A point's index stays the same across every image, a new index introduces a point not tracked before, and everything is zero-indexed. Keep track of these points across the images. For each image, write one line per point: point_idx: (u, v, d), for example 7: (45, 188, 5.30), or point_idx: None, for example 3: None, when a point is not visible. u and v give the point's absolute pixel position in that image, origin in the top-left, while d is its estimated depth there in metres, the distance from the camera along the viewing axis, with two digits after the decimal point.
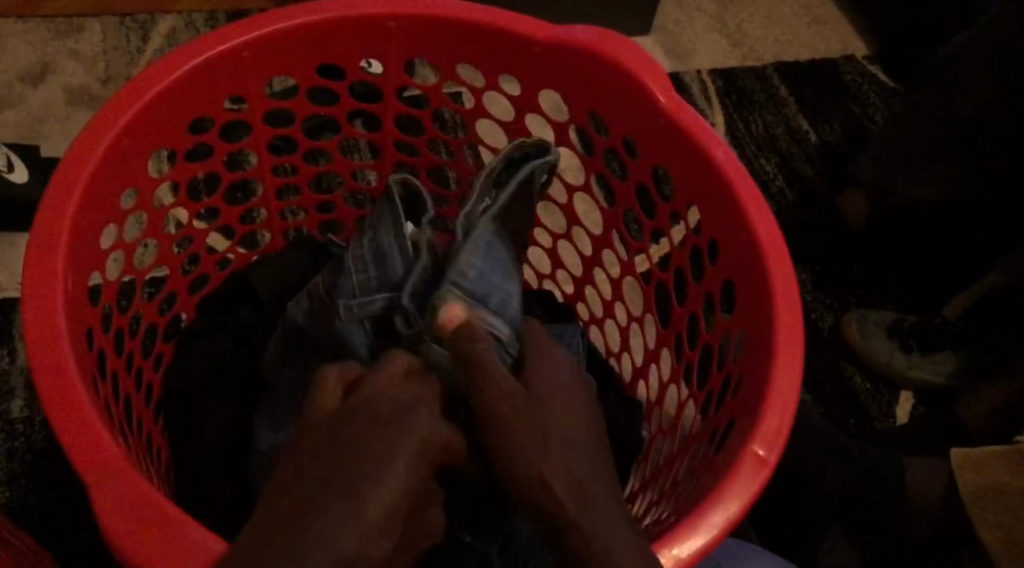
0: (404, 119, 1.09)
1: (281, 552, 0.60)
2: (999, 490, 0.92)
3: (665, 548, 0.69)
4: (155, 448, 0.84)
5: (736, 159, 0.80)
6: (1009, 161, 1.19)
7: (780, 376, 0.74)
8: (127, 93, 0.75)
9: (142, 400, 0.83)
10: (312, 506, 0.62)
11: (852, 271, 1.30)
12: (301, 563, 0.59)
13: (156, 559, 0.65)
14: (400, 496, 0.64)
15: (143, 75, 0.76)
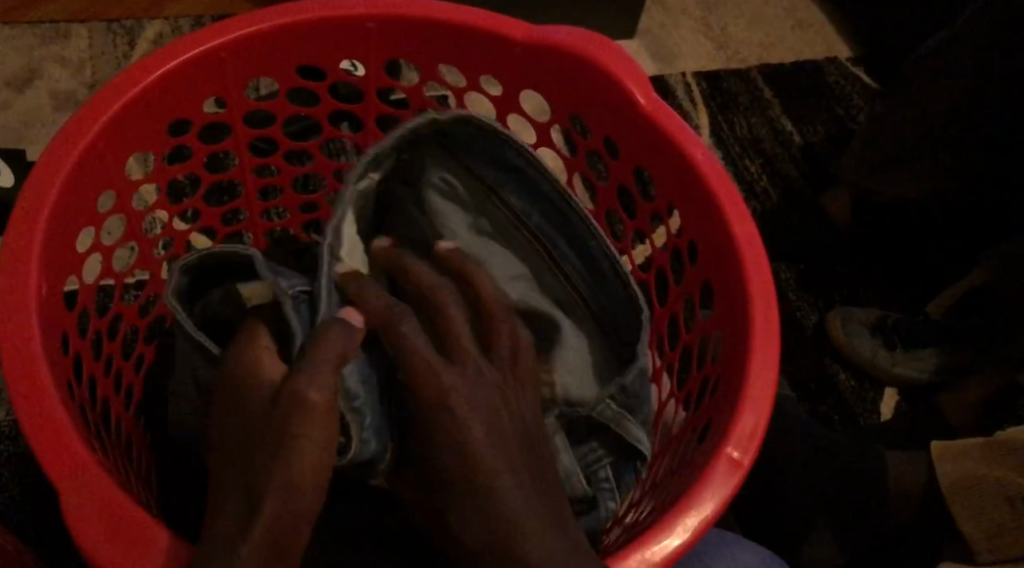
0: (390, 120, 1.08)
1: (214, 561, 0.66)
2: (976, 481, 0.94)
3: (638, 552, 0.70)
4: (137, 450, 0.84)
5: (715, 160, 0.81)
6: (992, 159, 1.20)
7: (755, 379, 0.75)
8: (104, 96, 0.76)
9: (123, 403, 0.84)
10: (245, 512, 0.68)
11: (837, 269, 1.31)
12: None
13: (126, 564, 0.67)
14: (312, 488, 0.69)
15: (121, 78, 0.77)
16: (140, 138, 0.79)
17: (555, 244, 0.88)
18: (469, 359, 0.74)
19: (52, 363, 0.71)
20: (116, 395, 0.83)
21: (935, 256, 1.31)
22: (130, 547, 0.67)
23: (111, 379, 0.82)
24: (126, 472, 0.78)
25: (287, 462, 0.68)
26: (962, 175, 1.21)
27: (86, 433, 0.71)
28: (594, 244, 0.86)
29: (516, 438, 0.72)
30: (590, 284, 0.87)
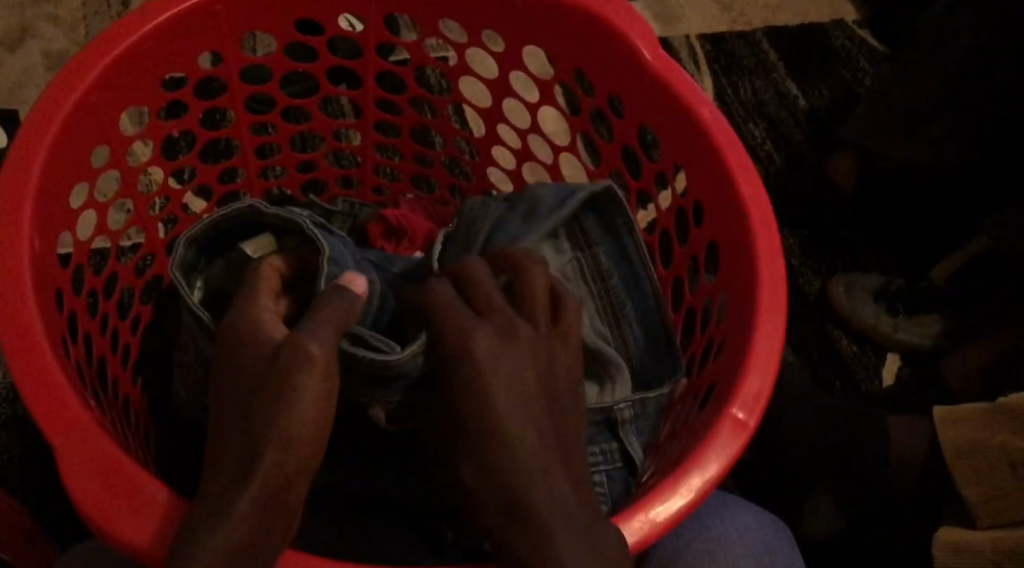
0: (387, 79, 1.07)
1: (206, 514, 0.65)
2: (980, 445, 0.94)
3: (642, 512, 0.69)
4: (134, 411, 0.84)
5: (722, 119, 0.80)
6: (999, 122, 1.19)
7: (760, 339, 0.74)
8: (96, 47, 0.75)
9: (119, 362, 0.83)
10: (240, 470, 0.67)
11: (841, 235, 1.30)
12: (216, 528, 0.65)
13: (119, 520, 0.66)
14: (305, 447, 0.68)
15: (113, 28, 0.75)
16: (134, 93, 0.78)
17: (620, 303, 0.87)
18: (504, 318, 0.73)
19: (45, 321, 0.70)
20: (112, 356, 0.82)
21: (938, 222, 1.30)
22: (124, 506, 0.66)
23: (106, 340, 0.80)
24: (122, 432, 0.78)
25: (288, 405, 0.68)
26: (969, 138, 1.20)
27: (80, 392, 0.70)
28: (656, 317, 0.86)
29: (540, 401, 0.70)
30: (643, 354, 0.86)
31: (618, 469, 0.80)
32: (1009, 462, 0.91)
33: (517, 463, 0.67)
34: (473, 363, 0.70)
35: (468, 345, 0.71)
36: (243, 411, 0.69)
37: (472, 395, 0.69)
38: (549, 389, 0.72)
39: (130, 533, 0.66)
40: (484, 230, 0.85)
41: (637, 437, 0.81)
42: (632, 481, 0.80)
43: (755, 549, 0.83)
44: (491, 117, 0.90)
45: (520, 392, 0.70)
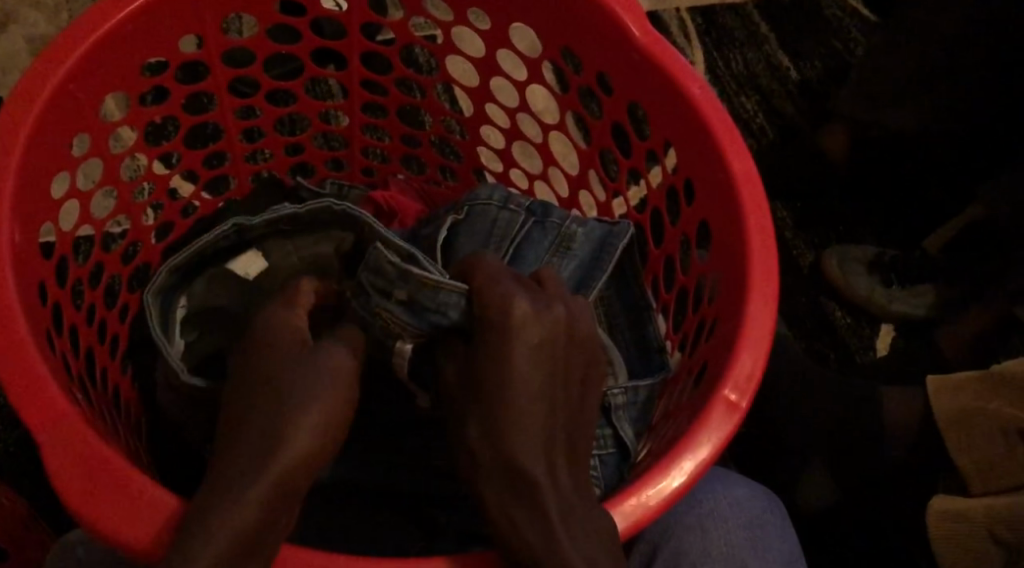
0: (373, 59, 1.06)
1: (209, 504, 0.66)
2: (974, 413, 0.94)
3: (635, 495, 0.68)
4: (125, 400, 0.84)
5: (712, 94, 0.79)
6: (988, 93, 1.18)
7: (753, 316, 0.73)
8: (72, 32, 0.74)
9: (108, 352, 0.83)
10: (248, 466, 0.68)
11: (833, 206, 1.29)
12: (221, 519, 0.65)
13: (107, 515, 0.65)
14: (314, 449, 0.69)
15: (88, 12, 0.74)
16: (116, 79, 0.77)
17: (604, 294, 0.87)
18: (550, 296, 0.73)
19: (28, 314, 0.69)
20: (99, 346, 0.82)
21: (933, 191, 1.30)
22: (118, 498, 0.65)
23: (93, 330, 0.80)
24: (110, 423, 0.78)
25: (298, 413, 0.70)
26: (961, 106, 1.19)
27: (65, 383, 0.70)
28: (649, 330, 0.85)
29: (560, 373, 0.71)
30: (631, 352, 0.85)
31: (611, 454, 0.79)
32: (1001, 431, 0.91)
33: (519, 436, 0.69)
34: (505, 327, 0.70)
35: (507, 306, 0.71)
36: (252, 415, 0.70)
37: (498, 355, 0.70)
38: (572, 365, 0.72)
39: (118, 527, 0.65)
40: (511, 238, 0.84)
41: (631, 424, 0.80)
42: (625, 467, 0.79)
43: (744, 519, 0.84)
44: (479, 95, 0.90)
45: (546, 362, 0.71)
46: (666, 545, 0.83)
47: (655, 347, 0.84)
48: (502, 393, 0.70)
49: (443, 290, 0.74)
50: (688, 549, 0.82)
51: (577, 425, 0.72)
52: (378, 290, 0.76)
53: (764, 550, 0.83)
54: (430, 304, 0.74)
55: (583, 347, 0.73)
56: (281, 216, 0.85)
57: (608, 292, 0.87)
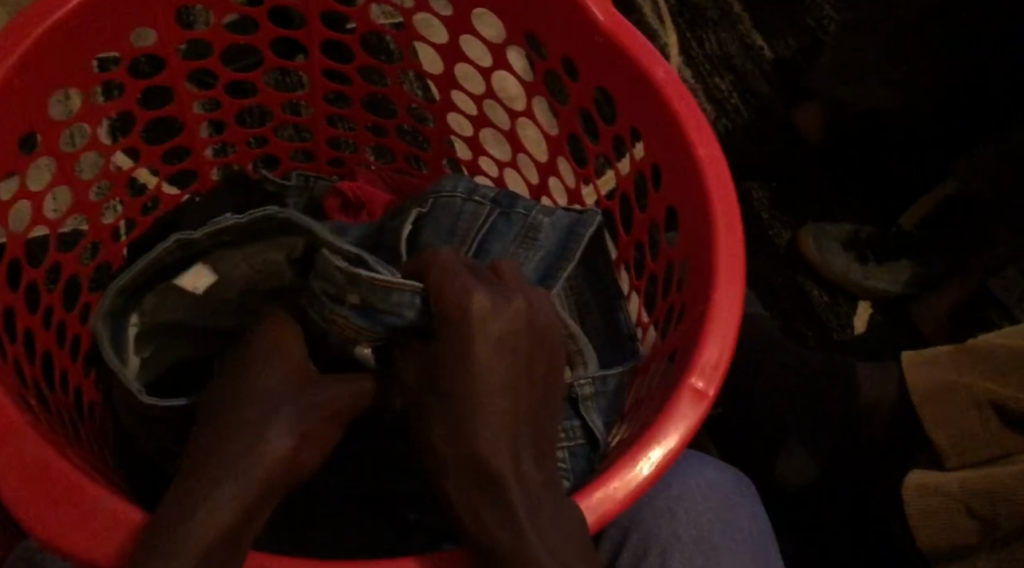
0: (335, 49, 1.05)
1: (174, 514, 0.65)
2: (948, 388, 0.94)
3: (601, 488, 0.68)
4: (89, 401, 0.83)
5: (677, 78, 0.77)
6: (961, 69, 1.18)
7: (720, 303, 0.72)
8: (17, 26, 0.72)
9: (68, 355, 0.82)
10: (210, 477, 0.67)
11: (809, 185, 1.29)
12: (188, 533, 0.64)
13: (68, 532, 0.64)
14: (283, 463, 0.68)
15: (32, 6, 0.73)
16: (67, 78, 0.76)
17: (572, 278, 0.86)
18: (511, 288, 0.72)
19: None
20: (58, 349, 0.81)
21: (908, 167, 1.30)
22: (85, 516, 0.64)
23: (52, 331, 0.80)
24: (73, 423, 0.77)
25: (265, 429, 0.69)
26: (935, 83, 1.19)
27: (17, 389, 0.69)
28: (619, 316, 0.85)
29: (525, 369, 0.70)
30: (601, 339, 0.85)
31: (580, 446, 0.79)
32: (975, 407, 0.92)
33: (485, 439, 0.68)
34: (469, 321, 0.69)
35: (466, 305, 0.69)
36: (216, 429, 0.69)
37: (460, 356, 0.69)
38: (536, 359, 0.71)
39: (81, 546, 0.64)
40: (478, 228, 0.84)
41: (600, 414, 0.80)
42: (595, 457, 0.79)
43: (713, 501, 0.84)
44: (444, 83, 0.90)
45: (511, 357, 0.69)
46: (636, 530, 0.83)
47: (626, 335, 0.85)
48: (464, 395, 0.68)
49: (397, 291, 0.72)
50: (659, 533, 0.83)
51: (541, 425, 0.71)
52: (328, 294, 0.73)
53: (733, 531, 0.84)
54: (383, 305, 0.72)
55: (548, 338, 0.72)
56: (227, 225, 0.74)
57: (579, 279, 0.86)
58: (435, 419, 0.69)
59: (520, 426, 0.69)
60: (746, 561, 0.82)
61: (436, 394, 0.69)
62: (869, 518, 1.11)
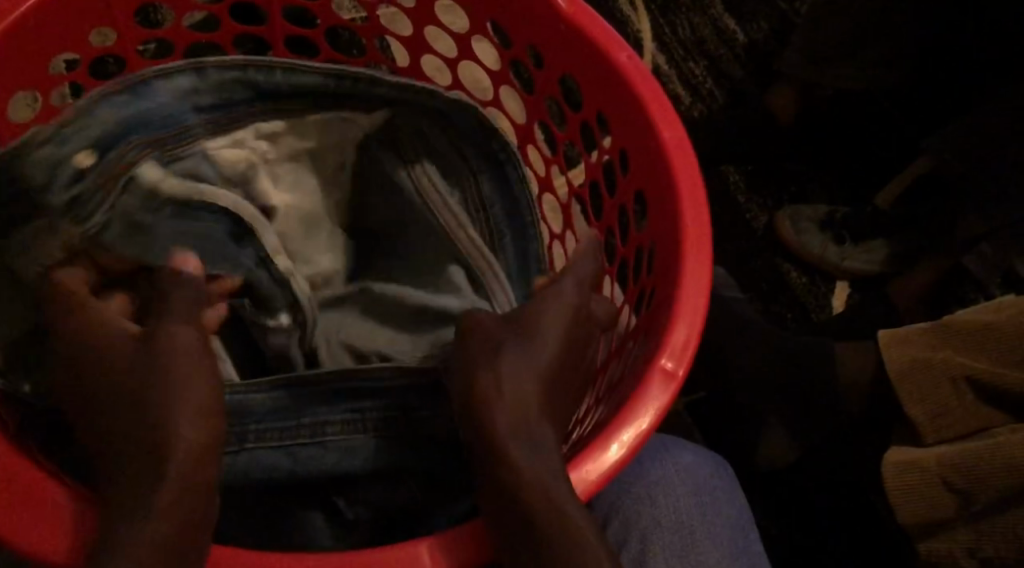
0: (300, 45, 1.05)
1: (123, 515, 0.65)
2: (923, 365, 0.94)
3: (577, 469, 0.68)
4: None
5: (640, 63, 0.78)
6: (931, 46, 1.18)
7: (688, 284, 0.72)
8: None
9: None
10: (147, 467, 0.67)
11: (785, 167, 1.29)
12: (139, 520, 0.65)
13: (20, 531, 0.64)
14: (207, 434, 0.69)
15: None
16: (26, 80, 0.76)
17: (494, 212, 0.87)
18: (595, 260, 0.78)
19: None
20: None
21: (884, 147, 1.30)
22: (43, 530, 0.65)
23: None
24: None
25: (184, 398, 0.69)
26: (908, 60, 1.19)
27: None
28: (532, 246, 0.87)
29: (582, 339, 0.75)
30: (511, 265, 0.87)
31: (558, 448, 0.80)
32: (951, 382, 0.92)
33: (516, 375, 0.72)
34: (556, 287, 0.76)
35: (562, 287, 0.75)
36: (129, 403, 0.69)
37: (535, 327, 0.74)
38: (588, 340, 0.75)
39: (35, 544, 0.64)
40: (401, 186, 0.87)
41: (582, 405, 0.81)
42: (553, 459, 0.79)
43: (693, 487, 0.84)
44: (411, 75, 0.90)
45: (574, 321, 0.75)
46: (616, 518, 0.84)
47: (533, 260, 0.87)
48: (529, 353, 0.73)
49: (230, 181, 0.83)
50: (639, 520, 0.83)
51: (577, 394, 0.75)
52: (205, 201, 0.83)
53: (713, 515, 0.84)
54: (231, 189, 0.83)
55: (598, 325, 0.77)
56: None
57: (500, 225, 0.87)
58: (482, 372, 0.72)
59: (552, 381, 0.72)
60: (725, 544, 0.83)
61: (502, 345, 0.73)
62: (850, 497, 1.11)
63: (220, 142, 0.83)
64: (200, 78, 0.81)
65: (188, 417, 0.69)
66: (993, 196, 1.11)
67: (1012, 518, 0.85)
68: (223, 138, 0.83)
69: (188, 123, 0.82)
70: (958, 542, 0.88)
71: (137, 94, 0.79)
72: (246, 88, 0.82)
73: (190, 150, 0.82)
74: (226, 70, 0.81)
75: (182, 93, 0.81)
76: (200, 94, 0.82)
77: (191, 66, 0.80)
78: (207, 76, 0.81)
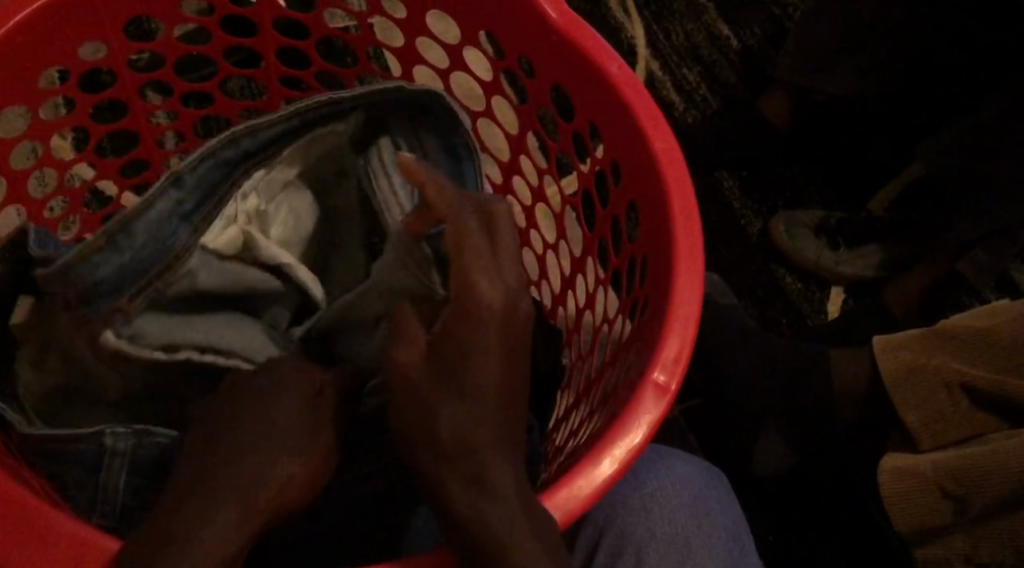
0: (292, 54, 1.05)
1: (159, 541, 0.60)
2: (917, 368, 0.95)
3: (572, 483, 0.67)
4: None
5: (631, 74, 0.77)
6: (926, 50, 1.18)
7: (680, 295, 0.72)
8: None
9: None
10: (197, 504, 0.61)
11: (779, 173, 1.29)
12: (176, 554, 0.59)
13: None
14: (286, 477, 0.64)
15: None
16: (16, 95, 0.76)
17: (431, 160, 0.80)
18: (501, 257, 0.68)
19: None
20: None
21: (876, 152, 1.30)
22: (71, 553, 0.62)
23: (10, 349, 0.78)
24: None
25: (272, 441, 0.65)
26: (901, 65, 1.19)
27: None
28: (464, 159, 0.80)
29: (506, 347, 0.67)
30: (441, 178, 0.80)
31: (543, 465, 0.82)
32: (944, 386, 0.92)
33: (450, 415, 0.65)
34: (459, 300, 0.67)
35: (476, 294, 0.66)
36: (222, 432, 0.65)
37: (464, 348, 0.66)
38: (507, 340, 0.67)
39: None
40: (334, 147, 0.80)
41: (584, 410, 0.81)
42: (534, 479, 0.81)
43: (688, 498, 0.84)
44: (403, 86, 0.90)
45: (488, 324, 0.66)
46: (611, 529, 0.84)
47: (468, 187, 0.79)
48: (466, 388, 0.65)
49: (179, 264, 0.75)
50: (633, 532, 0.83)
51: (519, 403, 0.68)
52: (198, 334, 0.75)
53: (708, 526, 0.84)
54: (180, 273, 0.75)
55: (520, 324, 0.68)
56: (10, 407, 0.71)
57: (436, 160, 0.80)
58: (410, 409, 0.65)
59: (494, 402, 0.66)
60: (721, 557, 0.83)
61: (427, 384, 0.66)
62: (847, 502, 1.11)
63: (214, 232, 0.76)
64: (179, 188, 0.75)
65: (266, 450, 0.64)
66: (987, 202, 1.11)
67: (1010, 523, 0.84)
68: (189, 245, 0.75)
69: (181, 237, 0.75)
70: (954, 549, 0.88)
71: (124, 235, 0.73)
72: (229, 163, 0.77)
73: (189, 258, 0.75)
74: (205, 163, 0.76)
75: (166, 212, 0.75)
76: (185, 200, 0.76)
77: (167, 181, 0.74)
78: (187, 179, 0.75)
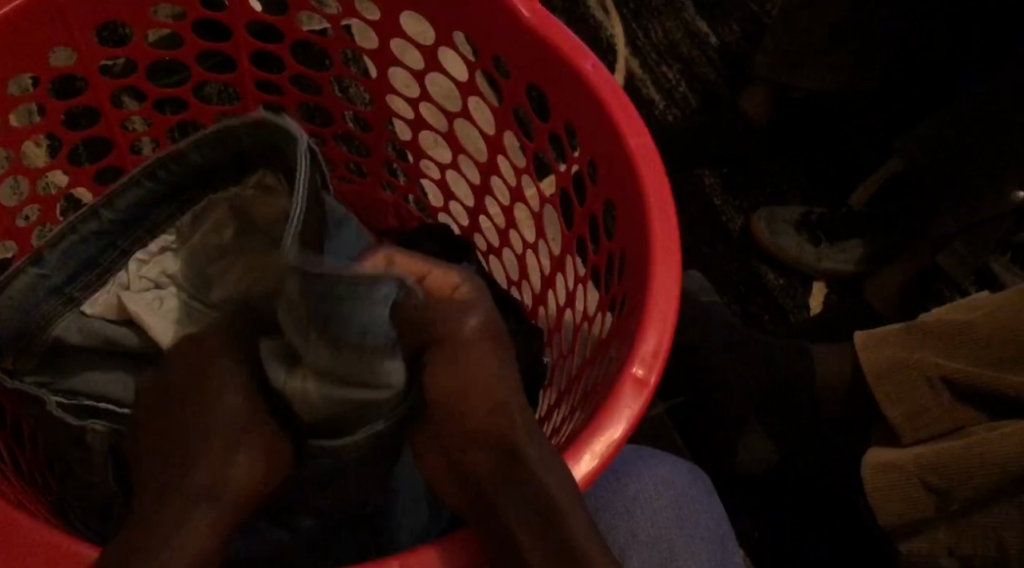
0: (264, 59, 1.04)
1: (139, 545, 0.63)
2: (900, 365, 0.94)
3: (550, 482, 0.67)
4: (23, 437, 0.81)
5: (606, 71, 0.77)
6: (903, 45, 1.18)
7: (657, 290, 0.72)
8: None
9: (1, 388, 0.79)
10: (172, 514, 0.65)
11: (760, 169, 1.29)
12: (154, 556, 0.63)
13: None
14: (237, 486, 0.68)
15: None
16: None
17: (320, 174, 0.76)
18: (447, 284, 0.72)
19: None
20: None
21: (855, 147, 1.30)
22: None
23: None
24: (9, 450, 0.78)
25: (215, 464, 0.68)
26: (880, 60, 1.19)
27: None
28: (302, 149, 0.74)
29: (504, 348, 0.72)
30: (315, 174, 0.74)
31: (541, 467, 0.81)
32: (926, 381, 0.92)
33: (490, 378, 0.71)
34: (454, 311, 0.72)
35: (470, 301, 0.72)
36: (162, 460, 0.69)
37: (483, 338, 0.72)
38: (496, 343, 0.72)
39: None
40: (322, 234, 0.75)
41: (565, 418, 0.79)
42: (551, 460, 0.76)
43: (670, 499, 0.84)
44: (379, 88, 0.89)
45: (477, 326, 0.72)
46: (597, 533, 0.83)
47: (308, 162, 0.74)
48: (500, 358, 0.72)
49: (65, 315, 0.78)
50: (616, 536, 0.83)
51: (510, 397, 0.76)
52: (85, 383, 0.78)
53: (692, 528, 0.83)
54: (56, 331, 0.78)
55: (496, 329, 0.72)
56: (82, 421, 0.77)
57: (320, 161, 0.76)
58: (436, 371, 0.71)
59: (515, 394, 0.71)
60: (706, 557, 0.82)
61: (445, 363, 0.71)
62: (833, 495, 1.12)
63: (99, 296, 0.80)
64: (42, 266, 0.76)
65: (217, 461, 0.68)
66: (962, 198, 1.10)
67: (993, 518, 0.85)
68: (94, 297, 0.80)
69: (54, 305, 0.77)
70: (939, 542, 0.89)
71: None
72: (109, 235, 0.79)
73: (60, 320, 0.78)
74: (68, 239, 0.77)
75: (35, 285, 0.76)
76: (50, 275, 0.77)
77: (27, 260, 0.75)
78: (49, 257, 0.76)
